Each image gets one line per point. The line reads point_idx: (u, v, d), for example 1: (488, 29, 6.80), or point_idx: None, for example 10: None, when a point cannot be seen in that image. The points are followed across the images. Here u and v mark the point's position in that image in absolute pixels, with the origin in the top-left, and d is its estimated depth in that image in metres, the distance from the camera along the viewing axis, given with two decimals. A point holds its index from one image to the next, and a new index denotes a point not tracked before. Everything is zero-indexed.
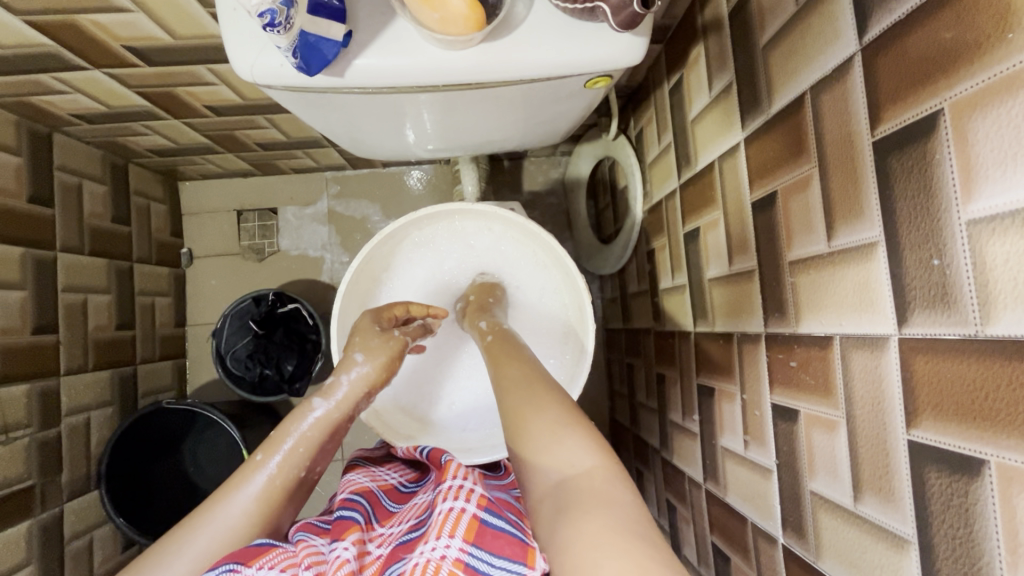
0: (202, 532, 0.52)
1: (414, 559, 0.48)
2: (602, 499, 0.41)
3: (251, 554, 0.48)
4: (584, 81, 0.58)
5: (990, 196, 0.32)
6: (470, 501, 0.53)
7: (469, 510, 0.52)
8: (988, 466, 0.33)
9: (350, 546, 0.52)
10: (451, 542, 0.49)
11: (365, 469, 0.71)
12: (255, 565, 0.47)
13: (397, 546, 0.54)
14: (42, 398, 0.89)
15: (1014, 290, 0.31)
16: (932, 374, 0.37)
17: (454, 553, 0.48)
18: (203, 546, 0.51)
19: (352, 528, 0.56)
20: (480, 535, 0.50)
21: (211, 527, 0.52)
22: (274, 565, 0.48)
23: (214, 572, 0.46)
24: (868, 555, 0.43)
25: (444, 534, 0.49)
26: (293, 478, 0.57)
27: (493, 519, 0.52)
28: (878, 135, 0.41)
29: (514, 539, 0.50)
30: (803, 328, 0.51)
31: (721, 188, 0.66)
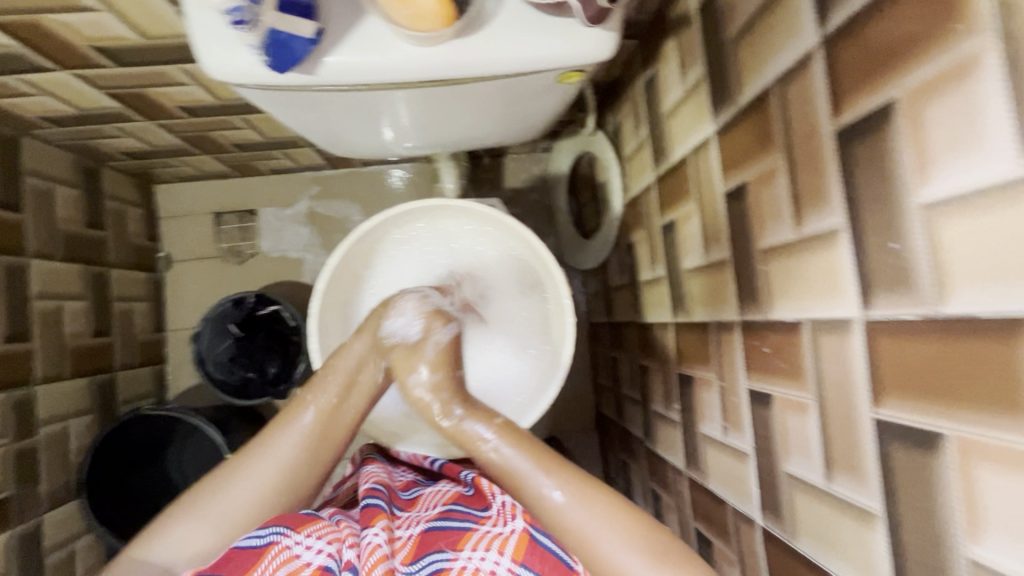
0: (258, 461, 0.60)
1: (462, 562, 0.51)
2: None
3: (299, 521, 0.54)
4: (558, 76, 0.58)
5: (943, 180, 0.33)
6: (518, 517, 0.55)
7: (519, 526, 0.54)
8: (947, 440, 0.35)
9: (380, 531, 0.54)
10: (500, 559, 0.51)
11: (381, 464, 0.73)
12: (303, 531, 0.53)
13: (430, 532, 0.56)
14: (17, 407, 0.87)
15: (967, 269, 0.33)
16: (895, 353, 0.38)
17: (503, 571, 0.51)
18: (260, 474, 0.59)
19: (380, 515, 0.57)
20: (530, 555, 0.52)
21: (244, 483, 0.59)
22: (321, 535, 0.54)
23: (265, 530, 0.52)
24: (841, 532, 0.45)
25: (494, 549, 0.52)
26: (332, 412, 0.64)
27: (540, 535, 0.54)
28: (840, 124, 0.42)
29: (559, 562, 0.52)
30: (775, 314, 0.52)
31: (695, 180, 0.68)
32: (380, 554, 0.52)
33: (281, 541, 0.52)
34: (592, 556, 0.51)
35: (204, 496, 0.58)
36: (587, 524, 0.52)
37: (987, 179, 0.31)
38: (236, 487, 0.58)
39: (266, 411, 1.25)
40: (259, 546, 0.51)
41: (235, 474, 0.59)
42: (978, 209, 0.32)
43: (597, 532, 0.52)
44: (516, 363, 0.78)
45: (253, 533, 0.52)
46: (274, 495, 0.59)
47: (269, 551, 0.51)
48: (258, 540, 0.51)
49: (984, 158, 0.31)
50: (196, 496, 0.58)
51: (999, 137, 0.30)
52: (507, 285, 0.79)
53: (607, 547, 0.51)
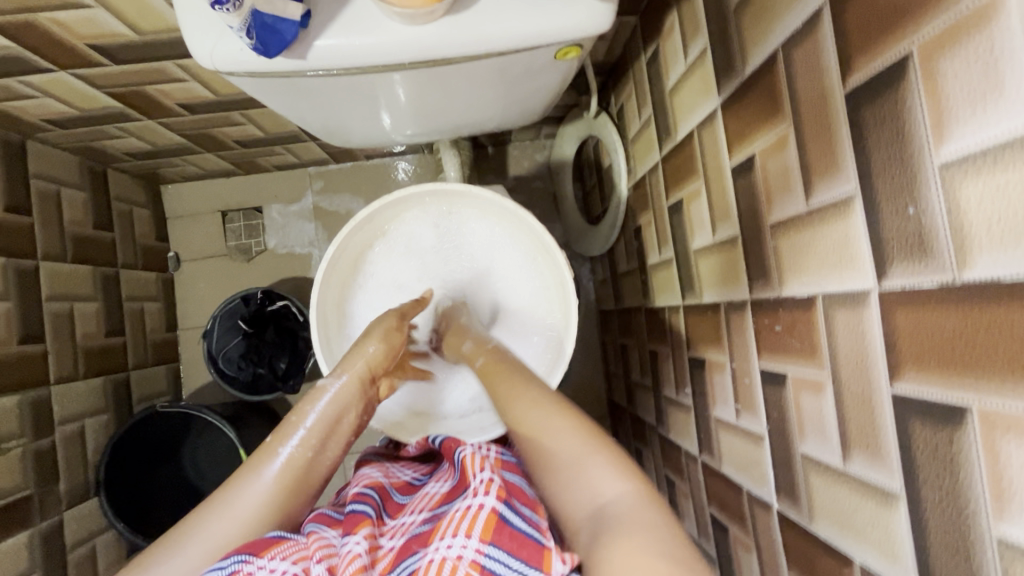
0: (217, 514, 0.54)
1: (431, 555, 0.49)
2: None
3: (262, 546, 0.50)
4: (555, 52, 0.57)
5: (963, 137, 0.31)
6: (488, 495, 0.52)
7: (489, 504, 0.51)
8: (971, 414, 0.33)
9: (360, 540, 0.53)
10: (467, 542, 0.48)
11: (378, 464, 0.73)
12: (267, 556, 0.49)
13: (410, 538, 0.55)
14: (34, 408, 0.88)
15: (989, 231, 0.31)
16: (913, 324, 0.36)
17: (471, 554, 0.48)
18: (218, 529, 0.54)
19: (363, 523, 0.56)
20: (498, 533, 0.49)
21: (203, 535, 0.53)
22: (286, 556, 0.50)
23: (226, 562, 0.49)
24: (860, 513, 0.43)
25: (462, 533, 0.49)
26: (304, 462, 0.59)
27: (511, 515, 0.51)
28: (850, 88, 0.40)
29: (530, 541, 0.49)
30: (787, 291, 0.50)
31: (701, 157, 0.66)
32: (358, 564, 0.49)
33: (242, 569, 0.48)
34: (539, 449, 0.51)
35: (156, 556, 0.52)
36: (546, 425, 0.52)
37: (1011, 131, 0.29)
38: (192, 548, 0.52)
39: (279, 406, 1.25)
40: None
41: (190, 529, 0.54)
42: (1000, 165, 0.30)
43: (550, 429, 0.51)
44: (521, 346, 0.78)
45: (214, 566, 0.49)
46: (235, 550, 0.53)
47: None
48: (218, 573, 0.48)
49: (1008, 109, 0.29)
50: (152, 555, 0.53)
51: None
52: (507, 270, 0.79)
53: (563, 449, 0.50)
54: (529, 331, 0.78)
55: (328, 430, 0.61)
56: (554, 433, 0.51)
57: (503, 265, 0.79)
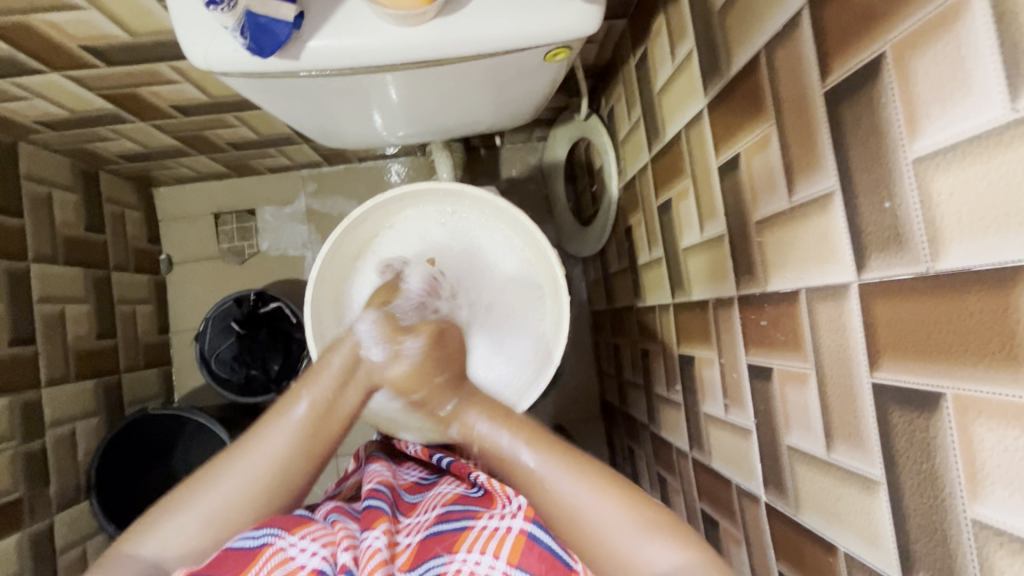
0: (249, 452, 0.57)
1: (457, 565, 0.51)
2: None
3: (294, 523, 0.53)
4: (544, 54, 0.58)
5: (933, 132, 0.33)
6: (517, 517, 0.53)
7: (516, 526, 0.53)
8: (945, 399, 0.34)
9: (381, 535, 0.53)
10: (496, 563, 0.50)
11: (386, 464, 0.73)
12: (298, 534, 0.52)
13: (428, 538, 0.55)
14: (24, 410, 0.88)
15: (960, 223, 0.32)
16: (891, 314, 0.37)
17: (499, 575, 0.49)
18: (250, 466, 0.57)
19: (381, 518, 0.56)
20: (526, 555, 0.50)
21: (238, 468, 0.57)
22: (316, 538, 0.52)
23: (259, 531, 0.52)
24: (843, 501, 0.44)
25: (490, 552, 0.51)
26: (330, 408, 0.61)
27: (540, 533, 0.52)
28: (828, 87, 0.41)
29: (557, 564, 0.50)
30: (771, 286, 0.52)
31: (688, 157, 0.67)
32: (379, 558, 0.50)
33: (275, 543, 0.51)
34: (573, 521, 0.52)
35: (197, 489, 0.56)
36: (573, 494, 0.53)
37: (976, 126, 0.30)
38: (227, 480, 0.56)
39: None
40: (252, 547, 0.50)
41: (225, 466, 0.57)
42: (968, 158, 0.31)
43: (579, 497, 0.53)
44: (517, 342, 0.79)
45: (247, 534, 0.52)
46: (266, 486, 0.57)
47: (263, 553, 0.50)
48: (252, 541, 0.51)
49: (974, 105, 0.30)
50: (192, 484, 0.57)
51: (988, 81, 0.29)
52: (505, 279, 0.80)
53: (602, 521, 0.51)
54: (523, 329, 0.79)
55: (344, 377, 0.62)
56: (575, 497, 0.53)
57: (502, 266, 0.79)
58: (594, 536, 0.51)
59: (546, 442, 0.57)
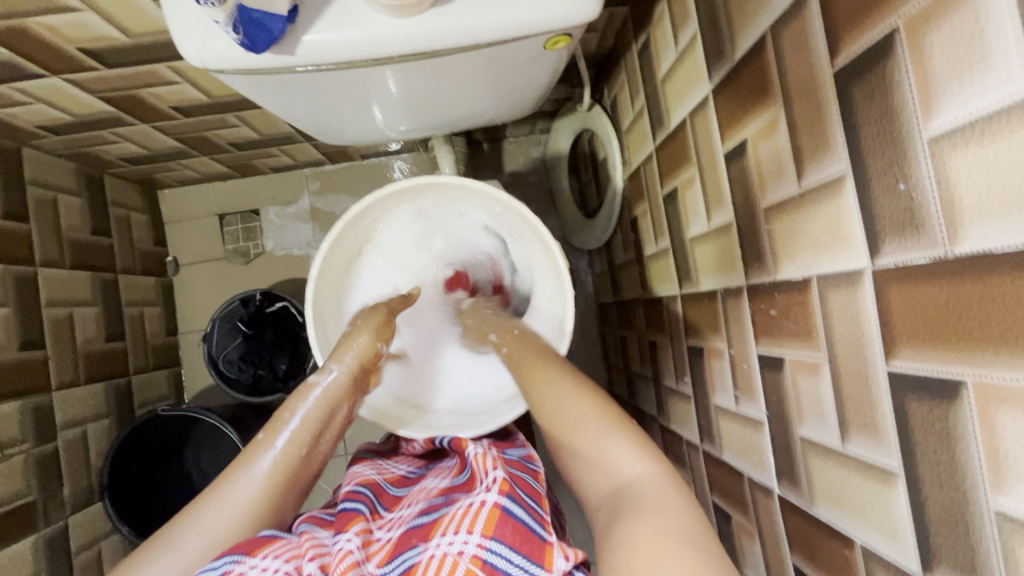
0: (208, 513, 0.56)
1: (431, 551, 0.50)
2: (652, 503, 0.43)
3: (254, 545, 0.51)
4: (544, 42, 0.57)
5: (950, 110, 0.31)
6: (490, 492, 0.54)
7: (490, 500, 0.53)
8: (966, 387, 0.33)
9: (353, 538, 0.54)
10: (469, 538, 0.50)
11: (370, 462, 0.72)
12: (258, 555, 0.50)
13: (407, 531, 0.56)
14: (36, 414, 0.88)
15: (979, 203, 0.31)
16: (907, 300, 0.36)
17: (473, 548, 0.49)
18: (209, 528, 0.55)
19: (356, 519, 0.57)
20: (500, 528, 0.51)
21: (197, 530, 0.55)
22: (278, 555, 0.51)
23: (218, 561, 0.50)
24: (859, 493, 0.43)
25: (464, 529, 0.51)
26: (297, 454, 0.60)
27: (513, 507, 0.53)
28: (838, 67, 0.40)
29: (531, 534, 0.51)
30: (781, 275, 0.50)
31: (693, 145, 0.66)
32: (350, 561, 0.51)
33: (234, 569, 0.49)
34: (553, 419, 0.53)
35: (152, 557, 0.53)
36: (558, 395, 0.54)
37: (994, 102, 0.29)
38: (186, 542, 0.54)
39: None
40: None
41: (184, 528, 0.55)
42: (987, 136, 0.30)
43: (563, 400, 0.53)
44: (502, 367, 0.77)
45: (207, 566, 0.50)
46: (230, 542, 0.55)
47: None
48: (211, 573, 0.49)
49: (992, 79, 0.29)
50: (146, 552, 0.54)
51: (1009, 52, 0.28)
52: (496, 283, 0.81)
53: (579, 424, 0.51)
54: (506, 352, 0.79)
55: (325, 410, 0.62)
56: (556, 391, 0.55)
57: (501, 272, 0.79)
58: (568, 430, 0.51)
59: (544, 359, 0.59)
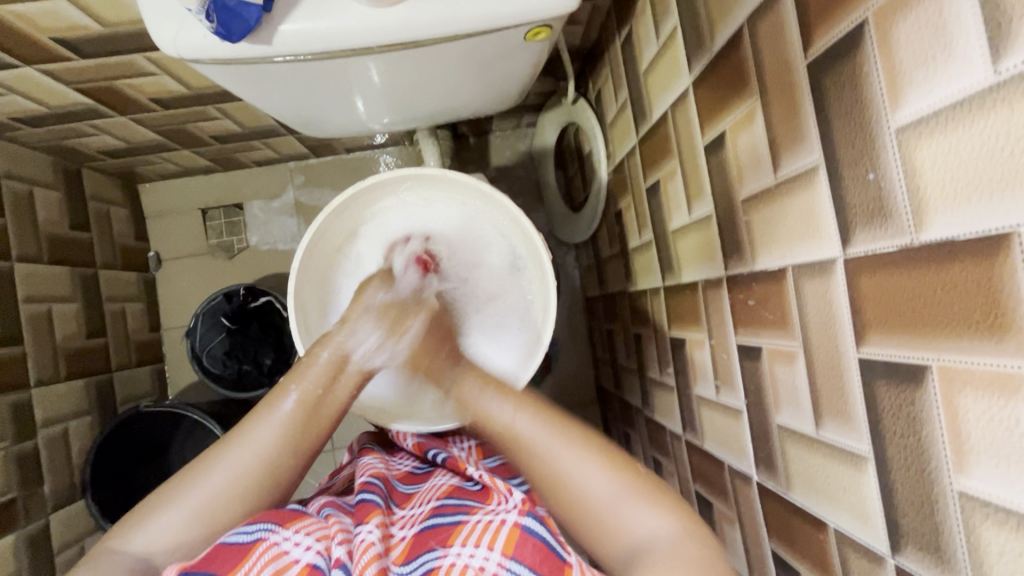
0: (231, 451, 0.57)
1: (452, 558, 0.50)
2: (678, 559, 0.46)
3: (289, 517, 0.53)
4: (525, 33, 0.57)
5: (916, 100, 0.32)
6: (512, 511, 0.53)
7: (510, 520, 0.52)
8: (931, 372, 0.34)
9: (374, 529, 0.54)
10: (490, 554, 0.50)
11: (378, 454, 0.72)
12: (291, 527, 0.52)
13: (422, 532, 0.55)
14: (14, 411, 0.87)
15: (942, 191, 0.31)
16: (877, 288, 0.37)
17: (493, 566, 0.49)
18: (233, 465, 0.56)
19: (374, 512, 0.56)
20: (521, 547, 0.50)
21: (221, 467, 0.56)
22: (310, 532, 0.52)
23: (253, 527, 0.52)
24: (832, 478, 0.44)
25: (484, 544, 0.50)
26: (315, 400, 0.60)
27: (535, 525, 0.51)
28: (810, 58, 0.40)
29: (552, 555, 0.50)
30: (759, 265, 0.51)
31: (675, 137, 0.66)
32: (373, 553, 0.51)
33: (268, 538, 0.51)
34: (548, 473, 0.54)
35: (179, 492, 0.55)
36: (563, 459, 0.54)
37: (957, 92, 0.30)
38: (211, 476, 0.56)
39: None
40: (245, 543, 0.51)
41: (209, 465, 0.56)
42: (951, 125, 0.30)
43: (558, 453, 0.54)
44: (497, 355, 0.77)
45: (241, 529, 0.52)
46: (253, 478, 0.56)
47: (255, 550, 0.50)
48: (246, 536, 0.51)
49: (955, 70, 0.29)
50: (174, 486, 0.56)
51: (970, 43, 0.29)
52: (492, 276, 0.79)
53: (580, 480, 0.53)
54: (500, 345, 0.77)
55: (333, 372, 0.62)
56: (557, 449, 0.54)
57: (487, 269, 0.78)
58: (574, 494, 0.53)
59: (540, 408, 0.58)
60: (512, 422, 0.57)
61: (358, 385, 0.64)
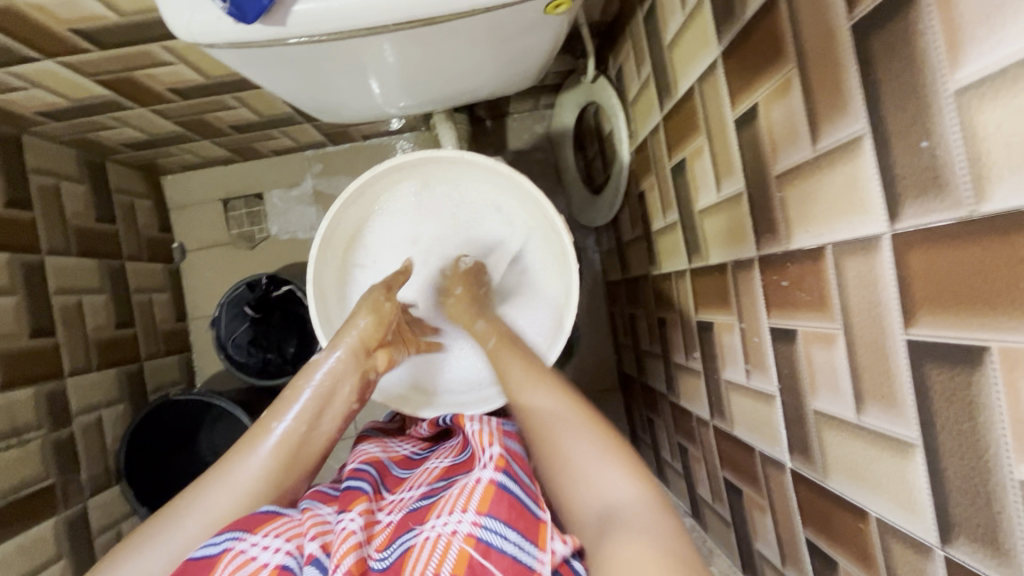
0: (211, 489, 0.57)
1: (426, 533, 0.49)
2: (643, 520, 0.45)
3: (258, 521, 0.52)
4: (545, 6, 0.55)
5: (978, 58, 0.29)
6: (488, 468, 0.53)
7: (486, 477, 0.52)
8: (990, 352, 0.31)
9: (355, 517, 0.53)
10: (463, 517, 0.49)
11: (376, 440, 0.72)
12: (260, 532, 0.51)
13: (408, 514, 0.55)
14: (50, 400, 0.90)
15: (1009, 158, 0.29)
16: (929, 266, 0.34)
17: (467, 527, 0.48)
18: (213, 502, 0.56)
19: (359, 499, 0.56)
20: (495, 505, 0.50)
21: (201, 506, 0.56)
22: (279, 534, 0.51)
23: (221, 538, 0.51)
24: (875, 466, 0.42)
25: (459, 509, 0.50)
26: (299, 436, 0.61)
27: (508, 484, 0.52)
28: (856, 20, 0.38)
29: (524, 510, 0.50)
30: (794, 245, 0.49)
31: (702, 112, 0.63)
32: (351, 541, 0.50)
33: (234, 547, 0.50)
34: (548, 439, 0.55)
35: (156, 533, 0.55)
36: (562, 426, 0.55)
37: None
38: (190, 519, 0.55)
39: None
40: (212, 555, 0.49)
41: (187, 505, 0.56)
42: (1020, 84, 0.28)
43: (560, 422, 0.56)
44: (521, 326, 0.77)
45: (209, 542, 0.51)
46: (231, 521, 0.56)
47: (224, 558, 0.49)
48: (212, 549, 0.50)
49: None
50: (150, 528, 0.55)
51: None
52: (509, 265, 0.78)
53: (569, 441, 0.54)
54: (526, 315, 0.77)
55: (322, 402, 0.62)
56: (562, 416, 0.57)
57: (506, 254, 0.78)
58: (562, 454, 0.53)
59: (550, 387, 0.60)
60: (530, 400, 0.60)
61: (346, 419, 0.64)
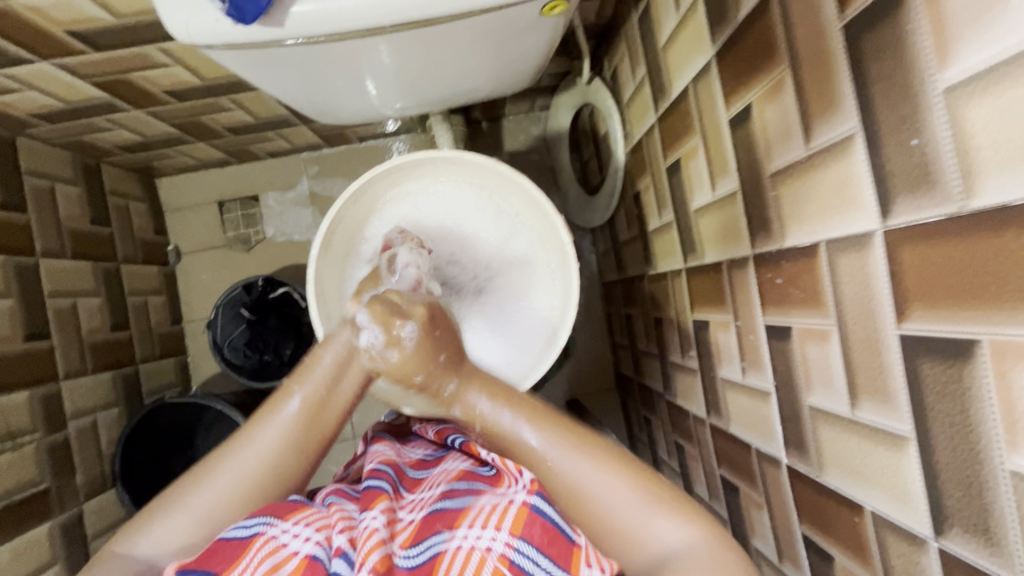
0: (237, 452, 0.56)
1: (458, 542, 0.48)
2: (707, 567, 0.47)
3: (285, 510, 0.52)
4: (540, 7, 0.55)
5: (966, 56, 0.30)
6: (522, 489, 0.51)
7: (519, 498, 0.50)
8: (981, 345, 0.32)
9: (378, 514, 0.51)
10: (497, 534, 0.48)
11: (389, 443, 0.71)
12: (289, 520, 0.51)
13: (431, 514, 0.53)
14: (45, 403, 0.89)
15: (997, 154, 0.29)
16: (920, 261, 0.35)
17: (501, 546, 0.47)
18: (240, 465, 0.56)
19: (380, 497, 0.54)
20: (529, 526, 0.48)
21: (227, 470, 0.56)
22: (309, 522, 0.51)
23: (250, 522, 0.50)
24: (869, 460, 0.43)
25: (491, 525, 0.48)
26: (319, 400, 0.59)
27: (544, 506, 0.49)
28: (847, 20, 0.38)
29: (558, 535, 0.48)
30: (788, 243, 0.49)
31: (696, 113, 0.64)
32: (376, 537, 0.48)
33: (266, 531, 0.50)
34: (574, 490, 0.51)
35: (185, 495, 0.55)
36: (580, 471, 0.51)
37: (1014, 45, 0.27)
38: (218, 479, 0.56)
39: None
40: (244, 538, 0.49)
41: (214, 468, 0.56)
42: (1007, 81, 0.28)
43: (578, 470, 0.52)
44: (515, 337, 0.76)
45: (239, 524, 0.51)
46: (257, 488, 0.56)
47: (253, 543, 0.49)
48: (244, 531, 0.50)
49: (1012, 22, 0.27)
50: (180, 488, 0.56)
51: None
52: (504, 261, 0.78)
53: (601, 493, 0.51)
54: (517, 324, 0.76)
55: (335, 372, 0.59)
56: (577, 461, 0.52)
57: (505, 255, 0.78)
58: (597, 507, 0.51)
59: (550, 419, 0.55)
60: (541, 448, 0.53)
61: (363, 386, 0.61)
